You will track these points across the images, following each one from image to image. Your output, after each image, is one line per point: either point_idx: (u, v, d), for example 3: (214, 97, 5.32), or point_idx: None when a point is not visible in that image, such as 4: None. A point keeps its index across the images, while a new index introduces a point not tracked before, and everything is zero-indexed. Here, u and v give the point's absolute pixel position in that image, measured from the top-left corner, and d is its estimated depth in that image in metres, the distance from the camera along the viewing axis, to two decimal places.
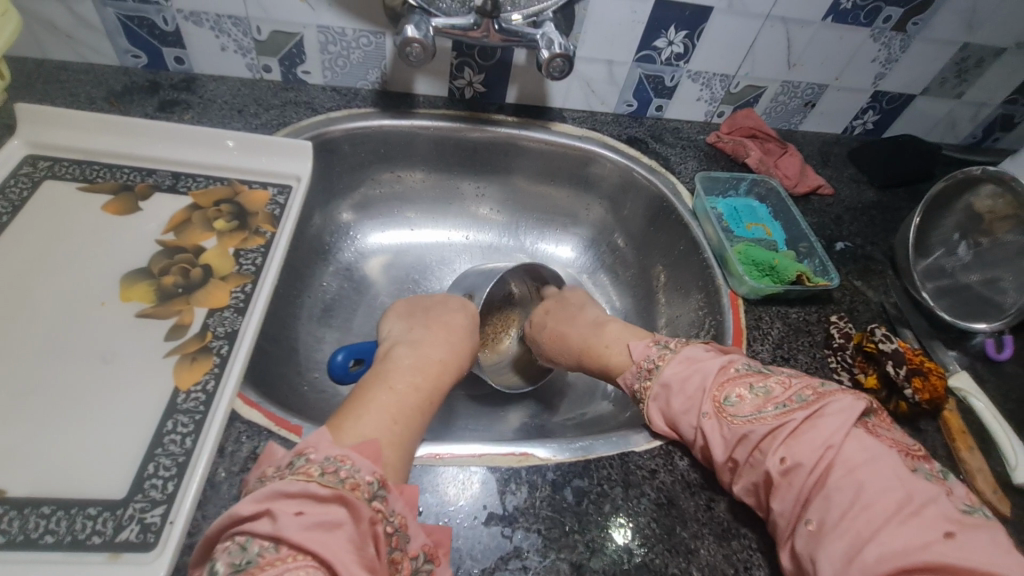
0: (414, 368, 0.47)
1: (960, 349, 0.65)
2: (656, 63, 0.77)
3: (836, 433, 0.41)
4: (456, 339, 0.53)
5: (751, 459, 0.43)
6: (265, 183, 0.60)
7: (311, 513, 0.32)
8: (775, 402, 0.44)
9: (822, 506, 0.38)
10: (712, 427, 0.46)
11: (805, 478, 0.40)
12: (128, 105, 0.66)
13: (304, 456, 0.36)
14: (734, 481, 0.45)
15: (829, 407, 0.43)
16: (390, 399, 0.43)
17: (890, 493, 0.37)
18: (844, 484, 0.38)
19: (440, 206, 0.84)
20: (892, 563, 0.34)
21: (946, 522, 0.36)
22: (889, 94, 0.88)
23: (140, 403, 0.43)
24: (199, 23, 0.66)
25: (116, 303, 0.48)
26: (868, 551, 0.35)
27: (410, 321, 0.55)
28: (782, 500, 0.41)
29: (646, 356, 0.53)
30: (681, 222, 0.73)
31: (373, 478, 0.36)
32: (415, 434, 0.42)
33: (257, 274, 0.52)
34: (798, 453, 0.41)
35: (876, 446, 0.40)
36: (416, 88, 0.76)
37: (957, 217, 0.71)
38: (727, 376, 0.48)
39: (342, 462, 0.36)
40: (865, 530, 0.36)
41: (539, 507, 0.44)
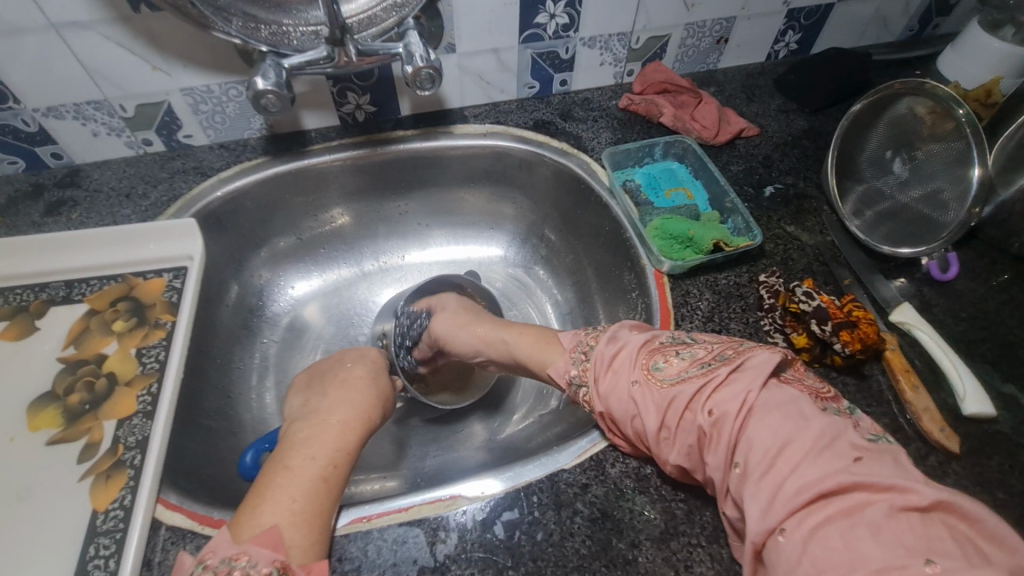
0: (312, 435, 0.47)
1: (906, 276, 0.63)
2: (544, 39, 0.73)
3: (754, 381, 0.39)
4: (358, 394, 0.53)
5: (683, 419, 0.41)
6: (159, 270, 0.58)
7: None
8: (700, 362, 0.43)
9: (746, 450, 0.37)
10: (643, 393, 0.44)
11: (729, 426, 0.38)
12: (15, 217, 0.64)
13: (203, 563, 0.37)
14: (670, 452, 0.43)
15: (750, 359, 0.41)
16: (286, 479, 0.43)
17: (806, 428, 0.36)
18: (762, 428, 0.37)
19: (365, 234, 0.82)
20: (811, 493, 0.33)
21: (856, 448, 0.35)
22: (805, 9, 0.80)
23: (61, 534, 0.43)
24: (60, 116, 0.64)
25: (26, 436, 0.48)
26: (787, 486, 0.34)
27: (310, 390, 0.55)
28: (714, 452, 0.39)
29: (579, 343, 0.52)
30: (600, 202, 0.70)
31: (271, 567, 0.37)
32: (322, 507, 0.42)
33: (161, 370, 0.52)
34: (722, 402, 0.40)
35: (790, 390, 0.39)
36: (305, 124, 0.73)
37: (883, 134, 0.68)
38: (653, 347, 0.47)
39: (237, 560, 0.37)
40: (784, 467, 0.35)
41: (470, 550, 0.44)
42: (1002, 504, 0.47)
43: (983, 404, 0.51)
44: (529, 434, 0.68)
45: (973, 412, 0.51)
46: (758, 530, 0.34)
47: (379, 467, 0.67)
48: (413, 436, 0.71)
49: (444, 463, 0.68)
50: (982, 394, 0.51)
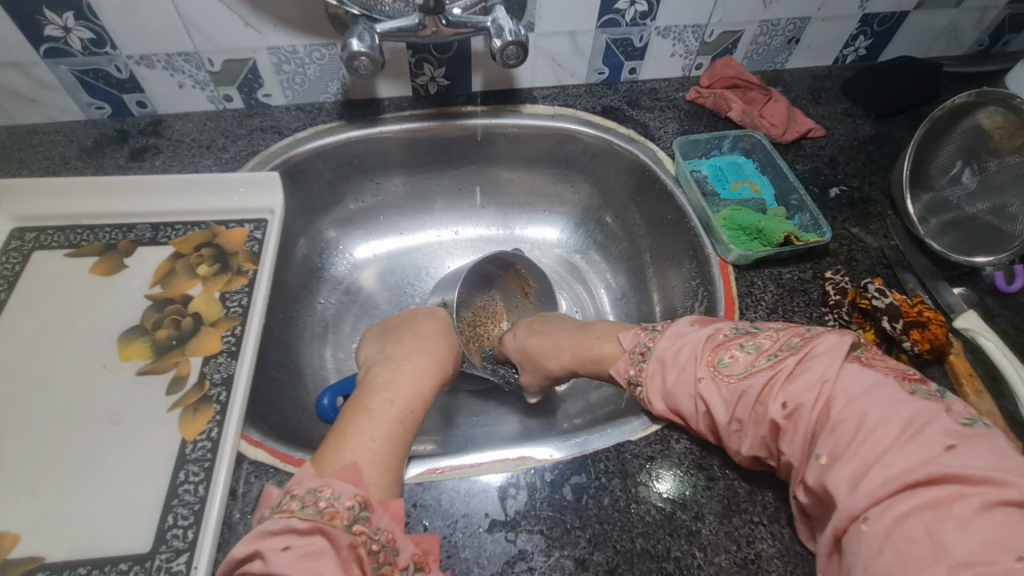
0: (390, 381, 0.50)
1: (968, 285, 0.63)
2: (621, 25, 0.73)
3: (831, 369, 0.40)
4: (429, 346, 0.56)
5: (755, 413, 0.42)
6: (241, 221, 0.60)
7: (295, 547, 0.34)
8: (767, 353, 0.44)
9: (829, 440, 0.38)
10: (711, 391, 0.45)
11: (809, 417, 0.39)
12: (101, 159, 0.67)
13: (290, 492, 0.38)
14: (740, 442, 0.44)
15: (818, 347, 0.42)
16: (365, 419, 0.45)
17: (896, 415, 0.36)
18: (847, 416, 0.38)
19: (424, 205, 0.84)
20: (897, 483, 0.34)
21: (948, 436, 0.35)
22: (880, 15, 0.80)
23: (152, 458, 0.45)
24: (151, 65, 0.66)
25: (117, 364, 0.50)
26: (871, 476, 0.35)
27: (384, 338, 0.57)
28: (789, 442, 0.40)
29: (637, 343, 0.52)
30: (665, 191, 0.71)
31: (354, 501, 0.37)
32: (399, 449, 0.44)
33: (245, 315, 0.54)
34: (797, 394, 0.40)
35: (875, 375, 0.39)
36: (379, 92, 0.74)
37: (954, 145, 0.67)
38: (717, 341, 0.47)
39: (321, 492, 0.38)
40: (870, 456, 0.35)
41: (539, 509, 0.45)
42: None
43: None
44: (577, 412, 0.69)
45: None
46: (840, 517, 0.36)
47: (429, 430, 0.69)
48: (460, 404, 0.72)
49: (492, 433, 0.69)
50: None
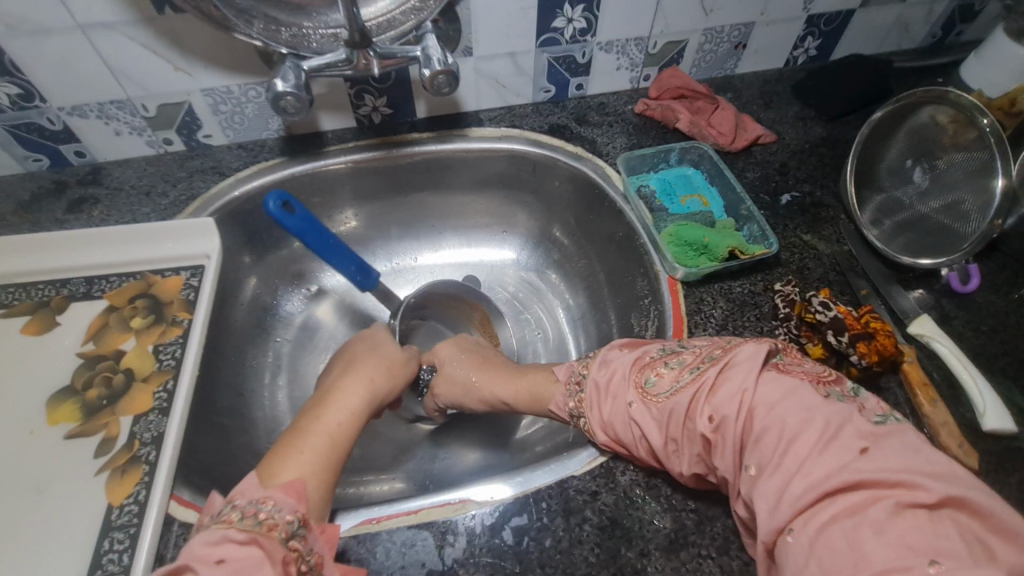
0: (321, 398, 0.48)
1: (924, 287, 0.62)
2: (561, 43, 0.72)
3: (749, 379, 0.38)
4: (364, 361, 0.54)
5: (685, 430, 0.40)
6: (177, 268, 0.59)
7: (232, 560, 0.34)
8: (690, 367, 0.42)
9: (754, 451, 0.36)
10: (642, 413, 0.43)
11: (733, 429, 0.37)
12: (38, 213, 0.66)
13: (231, 503, 0.38)
14: (681, 463, 0.42)
15: (739, 355, 0.40)
16: (295, 436, 0.44)
17: (811, 419, 0.35)
18: (769, 425, 0.36)
19: (379, 234, 0.83)
20: (817, 491, 0.32)
21: (861, 438, 0.34)
22: (825, 16, 0.79)
23: (77, 526, 0.44)
24: (84, 115, 0.65)
25: (45, 429, 0.49)
26: (793, 487, 0.33)
27: (324, 364, 0.56)
28: (721, 457, 0.38)
29: (572, 373, 0.51)
30: (614, 208, 0.70)
31: (292, 516, 0.38)
32: (332, 459, 0.43)
33: (177, 367, 0.52)
34: (721, 406, 0.38)
35: (790, 380, 0.38)
36: (322, 126, 0.74)
37: (904, 143, 0.66)
38: (643, 363, 0.46)
39: (263, 504, 0.38)
40: (792, 465, 0.34)
41: (479, 555, 0.44)
42: None
43: (1003, 420, 0.50)
44: (538, 439, 0.68)
45: (993, 428, 0.50)
46: (767, 531, 0.34)
47: (387, 467, 0.67)
48: (420, 437, 0.71)
49: (451, 467, 0.67)
50: (1002, 409, 0.50)
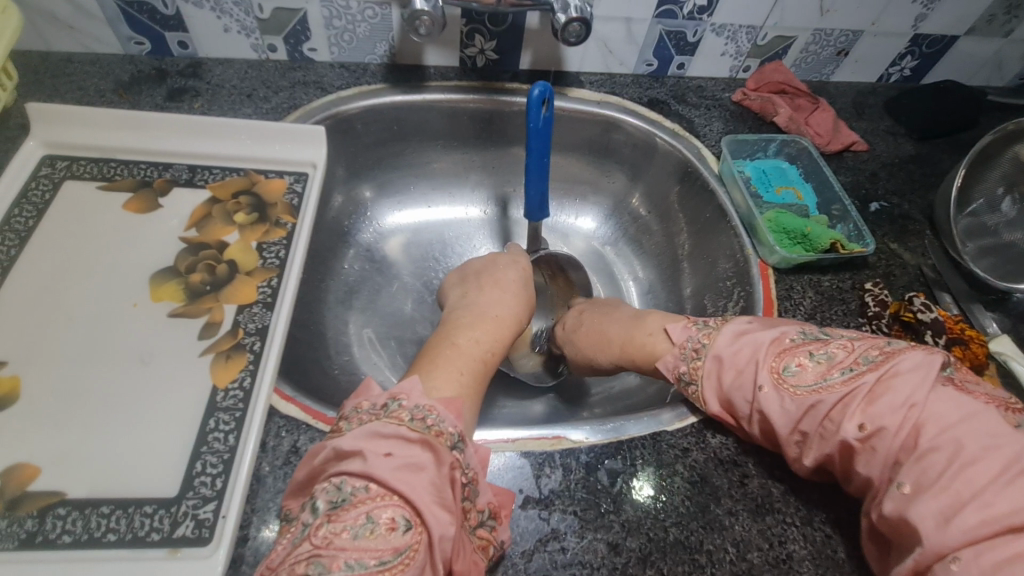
0: (474, 323, 0.53)
1: (1001, 311, 0.63)
2: (678, 17, 0.72)
3: (919, 391, 0.38)
4: (510, 297, 0.58)
5: (823, 429, 0.41)
6: (281, 172, 0.59)
7: (399, 454, 0.35)
8: (840, 367, 0.42)
9: (914, 468, 0.36)
10: (772, 398, 0.43)
11: (889, 442, 0.38)
12: (136, 96, 0.64)
13: (397, 401, 0.40)
14: (801, 451, 0.43)
15: (903, 364, 0.40)
16: (455, 353, 0.48)
17: (995, 450, 0.35)
18: (940, 445, 0.36)
19: (458, 180, 0.82)
20: (998, 524, 0.32)
21: None
22: (930, 37, 0.80)
23: (181, 403, 0.44)
24: (199, 4, 0.64)
25: (148, 304, 0.49)
26: (967, 514, 0.33)
27: (465, 284, 0.61)
28: (865, 464, 0.39)
29: (688, 338, 0.50)
30: (707, 188, 0.70)
31: (454, 430, 0.39)
32: (479, 387, 0.46)
33: (282, 266, 0.52)
34: (878, 416, 0.39)
35: (970, 402, 0.37)
36: (426, 59, 0.73)
37: (1003, 170, 0.68)
38: (783, 347, 0.45)
39: (430, 412, 0.40)
40: (966, 492, 0.34)
41: (573, 490, 0.45)
42: None
43: None
44: (600, 401, 0.68)
45: None
46: (926, 550, 0.34)
47: None
48: None
49: (511, 416, 0.67)
50: None
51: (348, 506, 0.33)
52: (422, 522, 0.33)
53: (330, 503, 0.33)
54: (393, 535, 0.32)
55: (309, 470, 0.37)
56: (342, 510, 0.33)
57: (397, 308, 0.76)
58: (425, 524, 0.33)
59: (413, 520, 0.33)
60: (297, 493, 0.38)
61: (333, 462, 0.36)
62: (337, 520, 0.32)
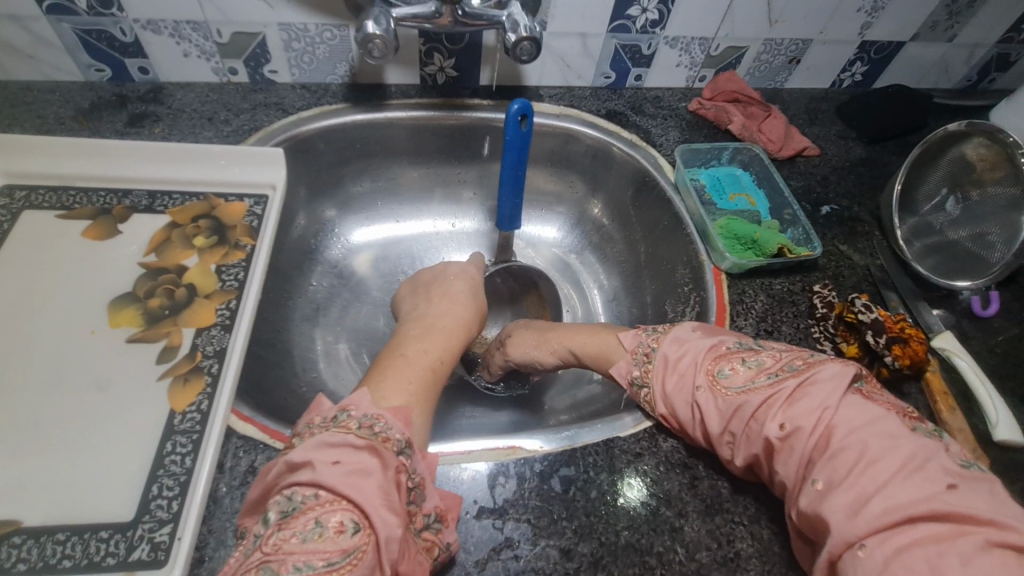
0: (423, 335, 0.54)
1: (947, 307, 0.66)
2: (632, 31, 0.73)
3: (831, 397, 0.40)
4: (459, 308, 0.60)
5: (749, 429, 0.43)
6: (241, 195, 0.60)
7: (346, 462, 0.37)
8: (767, 371, 0.44)
9: (826, 464, 0.38)
10: (707, 401, 0.45)
11: (805, 440, 0.40)
12: (97, 122, 0.65)
13: (346, 412, 0.41)
14: (732, 453, 0.45)
15: (820, 373, 0.42)
16: (404, 363, 0.49)
17: (896, 449, 0.37)
18: (849, 444, 0.38)
19: (424, 194, 0.84)
20: (896, 516, 0.34)
21: (948, 475, 0.35)
22: (877, 43, 0.82)
23: (139, 428, 0.45)
24: (158, 31, 0.65)
25: (106, 330, 0.49)
26: (870, 506, 0.35)
27: (416, 296, 0.63)
28: (784, 463, 0.41)
29: (639, 344, 0.52)
30: (664, 197, 0.72)
31: (402, 436, 0.41)
32: (429, 394, 0.48)
33: (240, 288, 0.53)
34: (797, 416, 0.41)
35: (876, 409, 0.39)
36: (386, 78, 0.74)
37: (944, 171, 0.70)
38: (719, 352, 0.47)
39: (378, 420, 0.41)
40: (869, 486, 0.36)
41: (527, 498, 0.46)
42: None
43: (1014, 432, 0.54)
44: (563, 408, 0.69)
45: (1004, 438, 0.54)
46: (835, 543, 0.35)
47: None
48: (445, 393, 0.71)
49: (477, 426, 0.68)
50: (1013, 422, 0.54)
51: (299, 515, 0.34)
52: (370, 525, 0.35)
53: (282, 513, 0.35)
54: (341, 538, 0.34)
55: (265, 485, 0.39)
56: (291, 518, 0.34)
57: (366, 323, 0.77)
58: (373, 526, 0.35)
59: (361, 523, 0.35)
60: (254, 508, 0.39)
61: (285, 474, 0.38)
62: (286, 527, 0.34)
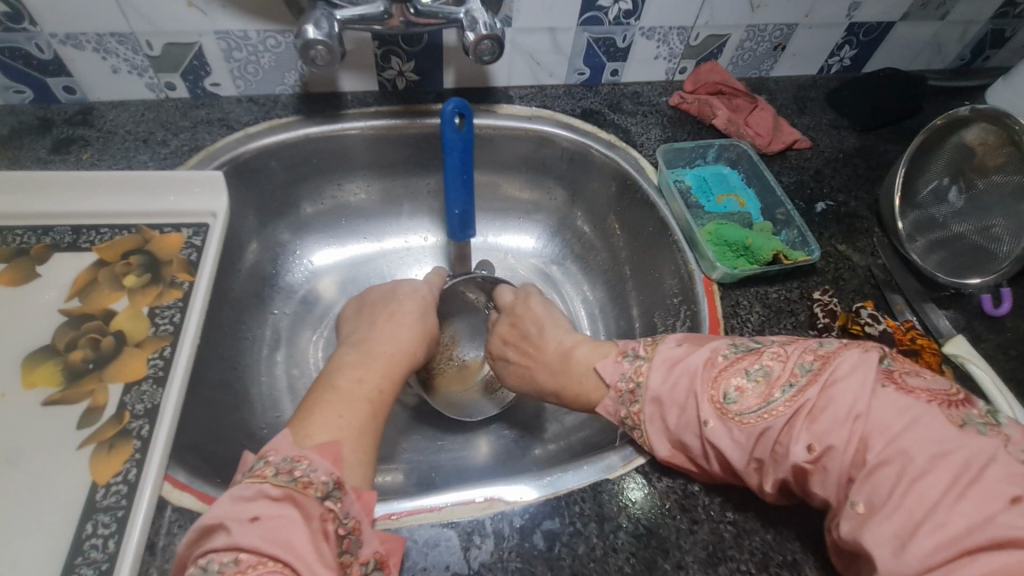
0: (360, 363, 0.49)
1: (956, 307, 0.61)
2: (604, 24, 0.68)
3: (858, 399, 0.35)
4: (406, 331, 0.54)
5: (775, 453, 0.38)
6: (178, 226, 0.54)
7: (266, 517, 0.32)
8: (779, 383, 0.39)
9: (867, 487, 0.33)
10: (718, 430, 0.40)
11: (840, 460, 0.35)
12: (18, 151, 0.59)
13: (264, 459, 0.36)
14: (762, 478, 0.40)
15: (838, 371, 0.37)
16: (337, 398, 0.43)
17: (942, 456, 0.32)
18: (887, 460, 0.33)
19: (391, 208, 0.78)
20: (953, 546, 0.29)
21: (1009, 485, 0.30)
22: (866, 25, 0.77)
23: (54, 508, 0.39)
24: (79, 46, 0.58)
25: (19, 393, 0.43)
26: (921, 536, 0.30)
27: (360, 319, 0.57)
28: (823, 486, 0.36)
29: (621, 376, 0.47)
30: (647, 201, 0.67)
31: (329, 477, 0.36)
32: (370, 427, 0.43)
33: (176, 334, 0.47)
34: (824, 434, 0.36)
35: (912, 404, 0.34)
36: (341, 86, 0.68)
37: (946, 158, 0.65)
38: (718, 367, 0.42)
39: (299, 462, 0.36)
40: (916, 512, 0.31)
41: (507, 560, 0.41)
42: None
43: None
44: (550, 436, 0.64)
45: None
46: None
47: (387, 457, 0.62)
48: (423, 426, 0.65)
49: (458, 462, 0.63)
50: None
51: None
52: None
53: None
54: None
55: (177, 563, 0.33)
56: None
57: (334, 352, 0.71)
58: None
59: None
60: None
61: (200, 543, 0.32)
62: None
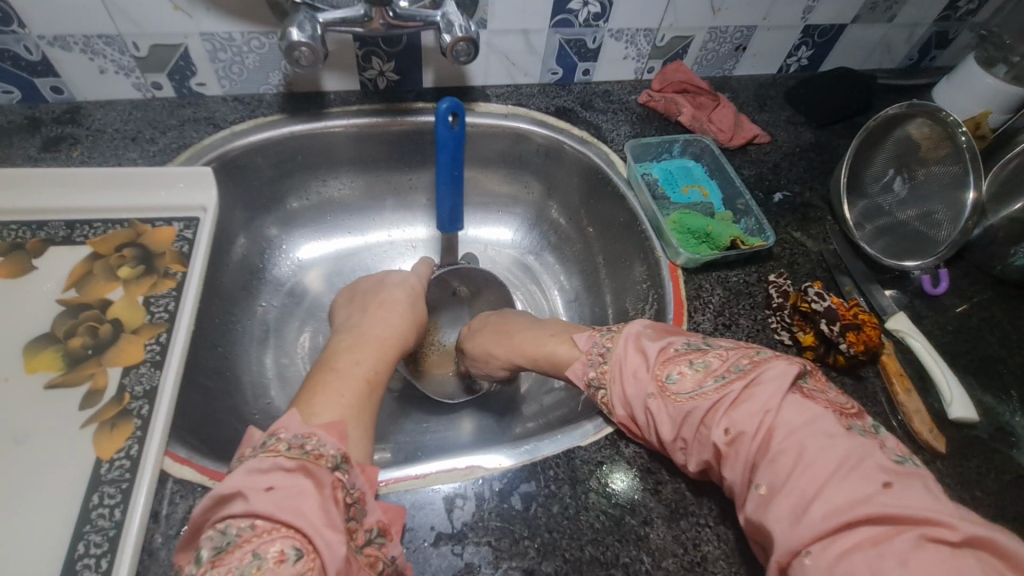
0: (353, 343, 0.52)
1: (899, 287, 0.67)
2: (574, 26, 0.71)
3: (774, 398, 0.39)
4: (395, 316, 0.58)
5: (698, 435, 0.42)
6: (170, 219, 0.56)
7: (280, 487, 0.34)
8: (714, 374, 0.42)
9: (769, 470, 0.37)
10: (659, 407, 0.44)
11: (749, 445, 0.38)
12: (8, 149, 0.61)
13: (275, 436, 0.38)
14: (687, 458, 0.44)
15: (765, 373, 0.41)
16: (335, 377, 0.47)
17: (832, 448, 0.35)
18: (787, 447, 0.36)
19: (375, 203, 0.81)
20: (836, 521, 0.33)
21: (884, 472, 0.34)
22: (820, 27, 0.82)
23: (61, 481, 0.41)
24: (67, 47, 0.60)
25: (21, 377, 0.46)
26: (813, 509, 0.34)
27: (352, 306, 0.60)
28: (732, 468, 0.39)
29: (593, 345, 0.51)
30: (617, 193, 0.71)
31: (337, 451, 0.38)
32: (367, 407, 0.46)
33: (170, 320, 0.50)
34: (740, 421, 0.39)
35: (814, 407, 0.38)
36: (324, 85, 0.70)
37: (889, 153, 0.71)
38: (667, 355, 0.46)
39: (308, 438, 0.38)
40: (809, 491, 0.34)
41: (487, 519, 0.44)
42: (977, 501, 0.51)
43: (967, 410, 0.55)
44: (530, 415, 0.68)
45: (958, 416, 0.54)
46: (781, 551, 0.34)
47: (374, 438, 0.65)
48: (408, 408, 0.69)
49: (441, 441, 0.66)
50: (967, 401, 0.55)
51: (234, 548, 0.32)
52: (314, 548, 0.33)
53: (214, 550, 0.32)
54: (283, 566, 0.31)
55: (194, 524, 0.36)
56: (225, 554, 0.32)
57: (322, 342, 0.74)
58: (317, 549, 0.33)
59: (303, 549, 0.32)
60: (185, 548, 0.37)
61: (214, 511, 0.35)
62: (219, 564, 0.31)
